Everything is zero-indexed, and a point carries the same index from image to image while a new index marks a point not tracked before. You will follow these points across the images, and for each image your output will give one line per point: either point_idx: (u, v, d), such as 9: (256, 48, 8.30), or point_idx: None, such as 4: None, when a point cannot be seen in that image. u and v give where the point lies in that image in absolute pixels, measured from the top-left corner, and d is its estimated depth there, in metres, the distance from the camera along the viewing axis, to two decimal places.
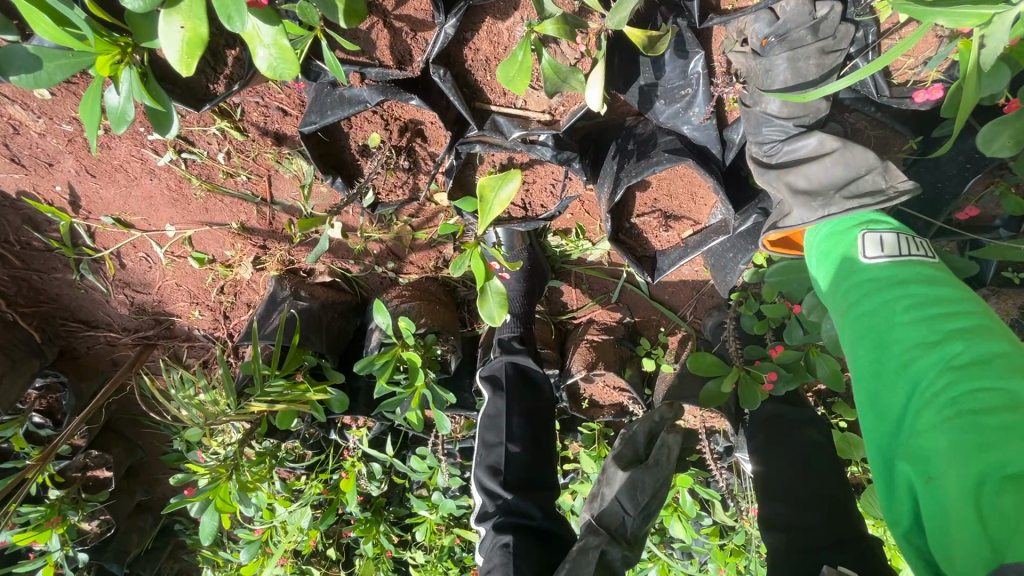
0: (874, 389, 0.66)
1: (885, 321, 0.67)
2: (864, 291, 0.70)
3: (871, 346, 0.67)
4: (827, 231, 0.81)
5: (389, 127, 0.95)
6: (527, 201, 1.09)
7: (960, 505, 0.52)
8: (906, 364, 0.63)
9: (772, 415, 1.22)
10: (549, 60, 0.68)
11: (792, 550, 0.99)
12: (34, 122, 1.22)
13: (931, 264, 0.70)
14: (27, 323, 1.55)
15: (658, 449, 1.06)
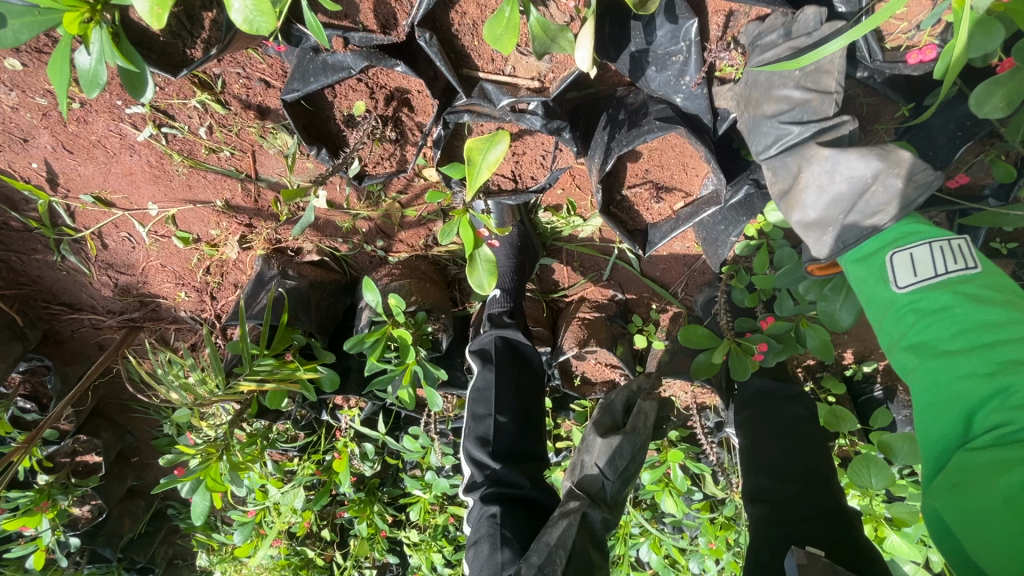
0: (925, 414, 0.64)
1: (932, 347, 0.65)
2: (908, 320, 0.70)
3: (918, 369, 0.66)
4: (854, 254, 0.79)
5: (375, 96, 0.93)
6: (517, 172, 1.08)
7: (1002, 519, 0.51)
8: (956, 389, 0.61)
9: (759, 390, 1.23)
10: (538, 17, 0.69)
11: (771, 520, 1.00)
12: (6, 95, 1.18)
13: (973, 279, 0.67)
14: (8, 306, 1.52)
15: (636, 415, 1.08)
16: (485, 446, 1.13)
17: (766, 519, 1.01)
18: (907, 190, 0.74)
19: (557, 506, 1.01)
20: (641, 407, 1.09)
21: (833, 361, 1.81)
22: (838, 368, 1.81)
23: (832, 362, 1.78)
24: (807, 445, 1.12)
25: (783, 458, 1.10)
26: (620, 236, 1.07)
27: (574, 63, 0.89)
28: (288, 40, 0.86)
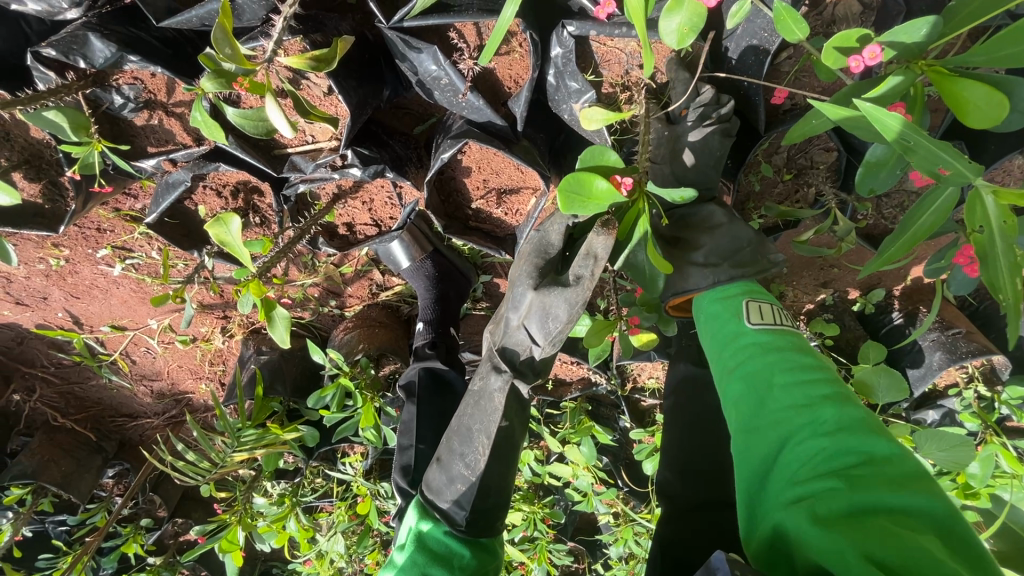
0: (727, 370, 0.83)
1: (726, 316, 0.90)
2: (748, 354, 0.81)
3: (726, 318, 0.90)
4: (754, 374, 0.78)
5: (222, 194, 1.08)
6: (376, 218, 1.17)
7: (815, 483, 0.60)
8: (742, 351, 0.82)
9: (683, 381, 1.31)
10: (235, 111, 0.73)
11: (672, 515, 1.08)
12: (19, 269, 1.51)
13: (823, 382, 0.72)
14: (82, 427, 1.87)
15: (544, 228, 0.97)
16: (407, 474, 1.25)
17: (677, 515, 1.07)
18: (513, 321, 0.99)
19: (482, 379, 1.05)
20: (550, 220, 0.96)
21: (836, 299, 1.62)
22: (845, 306, 1.63)
23: (830, 298, 1.61)
24: (713, 428, 1.20)
25: (687, 446, 1.18)
26: (479, 249, 1.14)
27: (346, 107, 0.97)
28: (112, 182, 1.01)
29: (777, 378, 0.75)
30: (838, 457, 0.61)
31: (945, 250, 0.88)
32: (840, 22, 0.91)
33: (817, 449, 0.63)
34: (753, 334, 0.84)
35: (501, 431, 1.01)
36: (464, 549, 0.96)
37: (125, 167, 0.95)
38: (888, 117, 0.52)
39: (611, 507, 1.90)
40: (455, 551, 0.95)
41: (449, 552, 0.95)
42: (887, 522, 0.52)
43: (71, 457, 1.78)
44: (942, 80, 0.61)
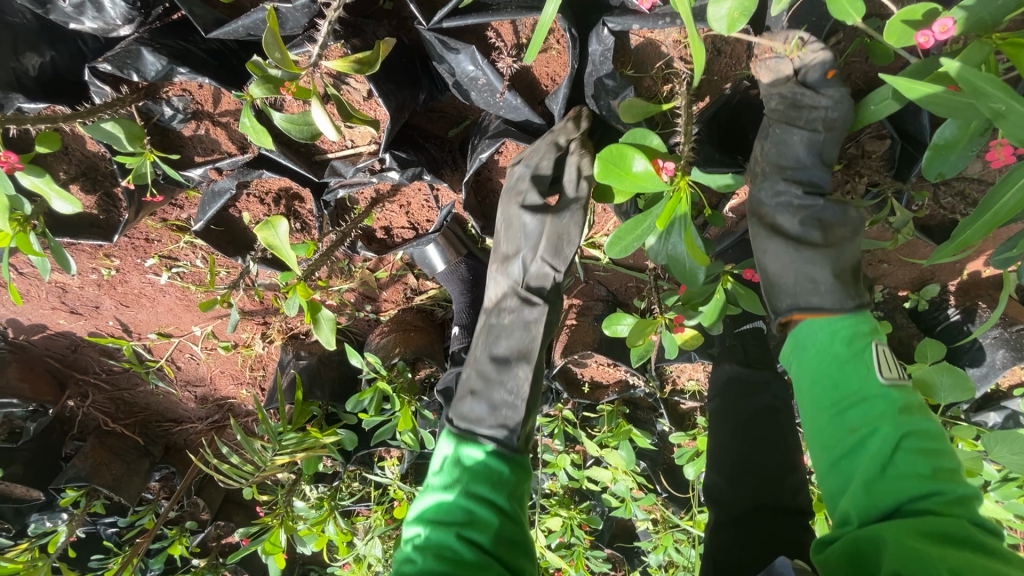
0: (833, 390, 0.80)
1: (835, 345, 0.82)
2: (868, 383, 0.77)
3: (829, 344, 0.83)
4: (853, 396, 0.77)
5: (265, 201, 1.10)
6: (413, 221, 1.18)
7: (923, 531, 0.62)
8: (863, 378, 0.78)
9: (727, 380, 1.28)
10: (281, 117, 0.74)
11: (722, 523, 1.04)
12: (74, 280, 1.58)
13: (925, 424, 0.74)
14: (130, 431, 1.93)
15: (523, 158, 0.95)
16: None
17: (729, 521, 1.03)
18: (521, 247, 0.96)
19: (495, 306, 1.00)
20: (536, 149, 0.94)
21: (886, 295, 1.55)
22: (897, 303, 1.56)
23: (878, 295, 1.55)
24: (763, 431, 1.16)
25: (736, 450, 1.14)
26: None
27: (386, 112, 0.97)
28: (162, 192, 1.03)
29: (902, 439, 0.71)
30: (936, 505, 0.65)
31: (1017, 238, 0.82)
32: (893, 4, 0.88)
33: (920, 494, 0.66)
34: (875, 385, 0.76)
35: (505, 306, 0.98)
36: (496, 492, 0.83)
37: (175, 177, 0.98)
38: (987, 82, 0.45)
39: (651, 513, 1.86)
40: (495, 482, 0.84)
41: (486, 476, 0.85)
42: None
43: (121, 461, 1.84)
44: (1017, 53, 0.58)
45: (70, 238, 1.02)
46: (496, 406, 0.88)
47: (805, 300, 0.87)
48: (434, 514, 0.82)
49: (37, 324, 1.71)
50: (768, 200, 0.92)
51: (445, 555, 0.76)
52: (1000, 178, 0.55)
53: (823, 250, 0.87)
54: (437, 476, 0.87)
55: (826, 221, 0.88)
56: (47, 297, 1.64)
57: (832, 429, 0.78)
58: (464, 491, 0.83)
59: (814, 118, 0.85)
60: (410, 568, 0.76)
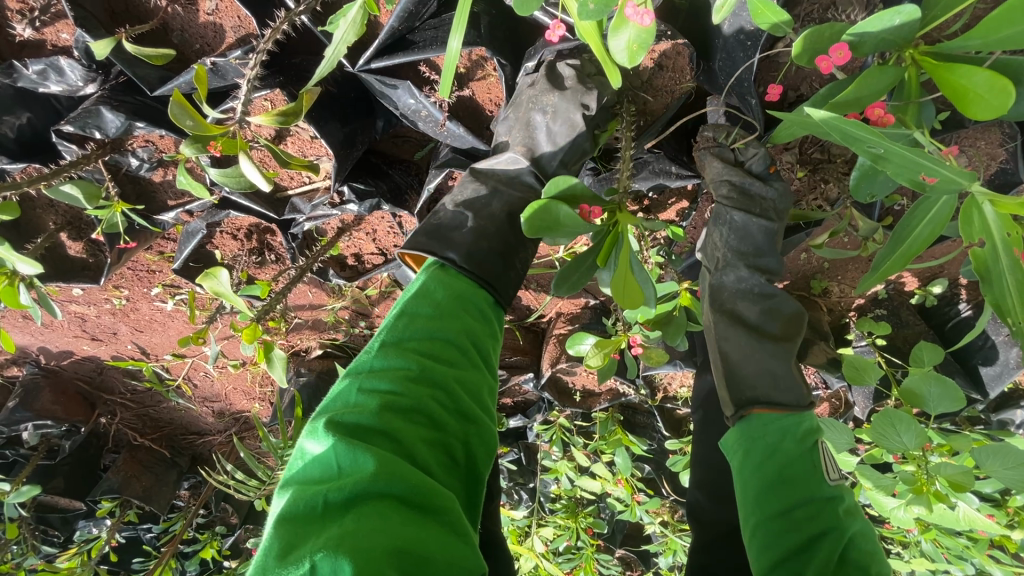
0: (774, 479, 0.78)
1: (786, 441, 0.81)
2: (812, 479, 0.77)
3: (780, 440, 0.81)
4: (794, 483, 0.77)
5: (238, 237, 1.15)
6: (381, 247, 1.19)
7: None
8: (809, 473, 0.78)
9: (711, 391, 1.25)
10: (216, 171, 0.77)
11: (701, 543, 1.02)
12: (90, 310, 1.70)
13: (864, 525, 0.74)
14: (158, 445, 2.06)
15: (546, 116, 0.87)
16: None
17: (702, 543, 1.00)
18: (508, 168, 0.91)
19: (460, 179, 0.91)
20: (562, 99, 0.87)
21: (889, 292, 1.47)
22: (902, 299, 1.47)
23: (881, 291, 1.47)
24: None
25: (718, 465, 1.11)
26: None
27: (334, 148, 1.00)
28: (138, 236, 1.09)
29: (850, 552, 0.70)
30: None
31: None
32: (843, 3, 0.83)
33: None
34: (826, 490, 0.76)
35: (490, 219, 0.85)
36: (439, 311, 0.74)
37: (147, 224, 1.04)
38: (853, 128, 0.44)
39: (657, 518, 1.83)
40: (445, 349, 0.70)
41: (432, 307, 0.74)
42: None
43: (150, 473, 1.99)
44: (937, 69, 0.53)
45: (62, 283, 1.10)
46: (467, 335, 0.74)
47: (764, 391, 0.86)
48: (377, 365, 0.67)
49: (64, 350, 1.83)
50: (731, 286, 0.95)
51: (395, 474, 0.54)
52: (903, 213, 0.54)
53: (782, 342, 0.91)
54: (381, 337, 0.71)
55: (778, 313, 0.93)
56: (70, 326, 1.76)
57: (776, 519, 0.75)
58: (417, 367, 0.67)
59: (766, 208, 0.93)
60: (342, 497, 0.51)
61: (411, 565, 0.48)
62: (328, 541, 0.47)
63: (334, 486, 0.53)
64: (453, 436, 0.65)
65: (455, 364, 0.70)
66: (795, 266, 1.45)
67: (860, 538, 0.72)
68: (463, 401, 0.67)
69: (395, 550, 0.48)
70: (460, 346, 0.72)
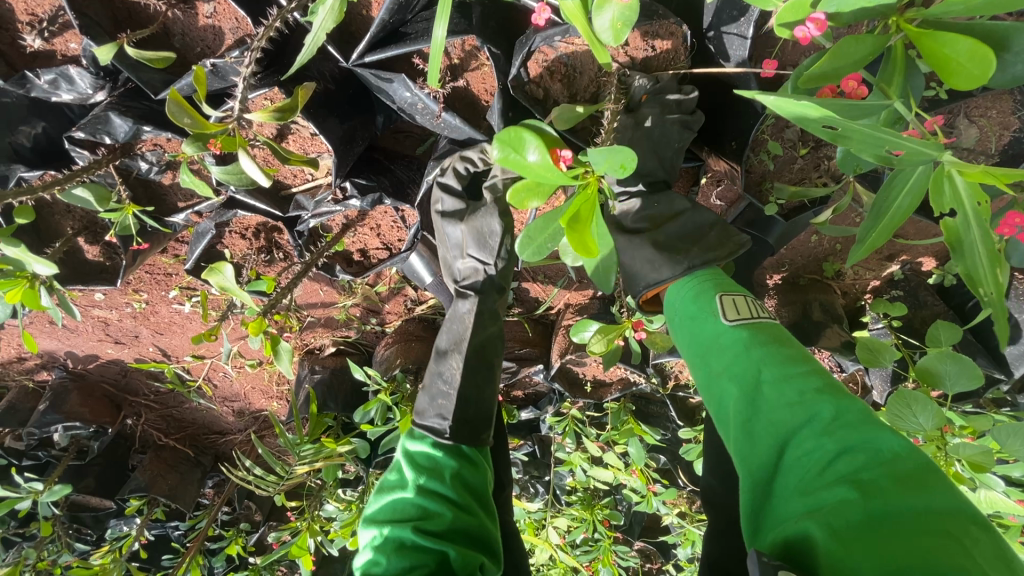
0: (700, 354, 0.80)
1: (696, 314, 0.82)
2: (720, 331, 0.78)
3: (688, 308, 0.85)
4: (712, 345, 0.78)
5: (246, 236, 1.17)
6: (385, 242, 1.21)
7: (799, 450, 0.59)
8: (718, 328, 0.78)
9: None
10: (218, 168, 0.79)
11: (713, 528, 1.00)
12: (113, 314, 1.75)
13: (781, 344, 0.73)
14: (181, 444, 2.12)
15: (463, 261, 1.05)
16: None
17: (714, 529, 0.99)
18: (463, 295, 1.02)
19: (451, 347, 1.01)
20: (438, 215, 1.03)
21: (905, 272, 1.44)
22: (920, 279, 1.43)
23: (896, 272, 1.44)
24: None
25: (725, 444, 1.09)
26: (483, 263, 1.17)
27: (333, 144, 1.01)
28: (151, 238, 1.12)
29: (762, 372, 0.69)
30: (803, 420, 0.62)
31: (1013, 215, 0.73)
32: None
33: (791, 413, 0.63)
34: (725, 328, 0.77)
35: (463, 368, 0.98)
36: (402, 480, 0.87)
37: (158, 226, 1.07)
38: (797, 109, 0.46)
39: (674, 509, 1.81)
40: (406, 511, 0.82)
41: (399, 479, 0.88)
42: (877, 486, 0.52)
43: (175, 471, 2.05)
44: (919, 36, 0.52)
45: (81, 286, 1.14)
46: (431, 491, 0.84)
47: (650, 276, 0.91)
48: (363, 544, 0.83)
49: (90, 354, 1.90)
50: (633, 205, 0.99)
51: None
52: (883, 183, 0.53)
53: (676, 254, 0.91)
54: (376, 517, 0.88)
55: (689, 232, 0.94)
56: (94, 330, 1.82)
57: (711, 386, 0.76)
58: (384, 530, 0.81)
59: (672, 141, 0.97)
60: None
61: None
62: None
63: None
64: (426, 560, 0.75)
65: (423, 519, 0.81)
66: (806, 249, 1.42)
67: (776, 358, 0.70)
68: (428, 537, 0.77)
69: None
70: (422, 501, 0.82)
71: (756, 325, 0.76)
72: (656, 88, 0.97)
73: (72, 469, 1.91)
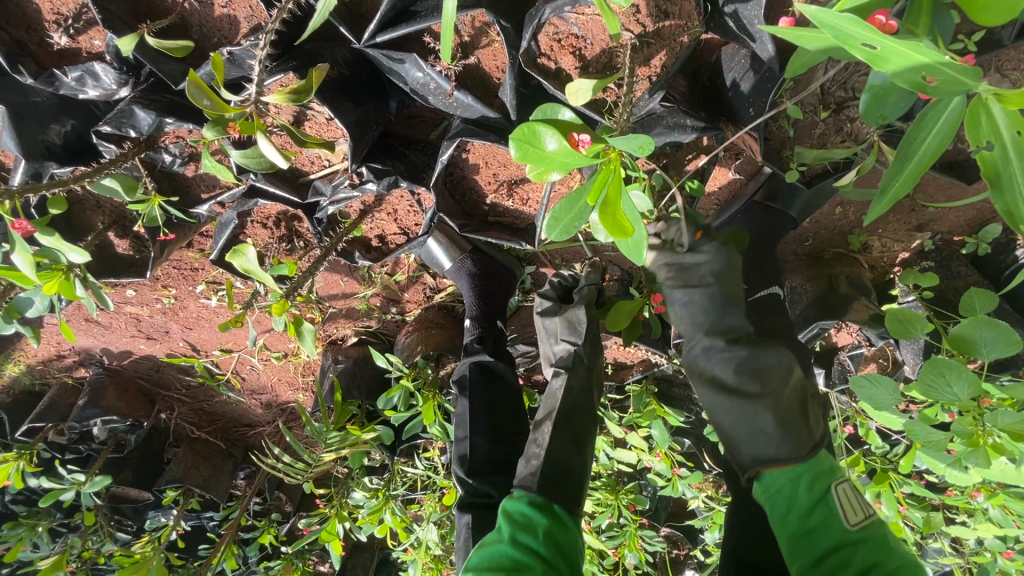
0: (792, 523, 0.79)
1: (800, 493, 0.81)
2: (818, 513, 0.78)
3: (793, 493, 0.82)
4: (807, 530, 0.78)
5: (268, 225, 1.20)
6: (403, 226, 1.23)
7: None
8: (828, 520, 0.77)
9: None
10: (239, 152, 0.81)
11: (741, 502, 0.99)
12: (145, 310, 1.81)
13: (892, 549, 0.73)
14: (213, 437, 2.18)
15: (558, 345, 1.27)
16: (463, 465, 1.26)
17: (742, 502, 0.98)
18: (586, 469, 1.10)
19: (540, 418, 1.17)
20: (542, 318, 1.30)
21: (936, 243, 1.39)
22: (952, 249, 1.39)
23: (926, 242, 1.40)
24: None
25: None
26: (499, 243, 1.17)
27: (344, 129, 1.03)
28: (177, 230, 1.15)
29: None
30: None
31: None
32: None
33: None
34: (845, 535, 0.75)
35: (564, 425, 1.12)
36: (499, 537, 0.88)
37: (183, 216, 1.10)
38: (847, 25, 0.43)
39: (700, 492, 1.80)
40: (505, 561, 0.83)
41: (495, 537, 0.89)
42: None
43: (208, 463, 2.11)
44: None
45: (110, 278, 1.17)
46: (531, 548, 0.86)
47: (762, 450, 0.87)
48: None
49: (124, 350, 1.96)
50: (705, 361, 0.99)
51: None
52: (912, 123, 0.52)
53: (757, 397, 0.89)
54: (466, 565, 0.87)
55: (755, 366, 0.92)
56: (127, 326, 1.88)
57: (799, 558, 0.77)
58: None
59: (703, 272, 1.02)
60: None
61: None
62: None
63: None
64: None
65: (519, 571, 0.82)
66: (830, 222, 1.39)
67: (883, 563, 0.70)
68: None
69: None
70: (517, 555, 0.84)
71: (873, 531, 0.75)
72: (672, 57, 0.96)
73: (111, 461, 1.97)
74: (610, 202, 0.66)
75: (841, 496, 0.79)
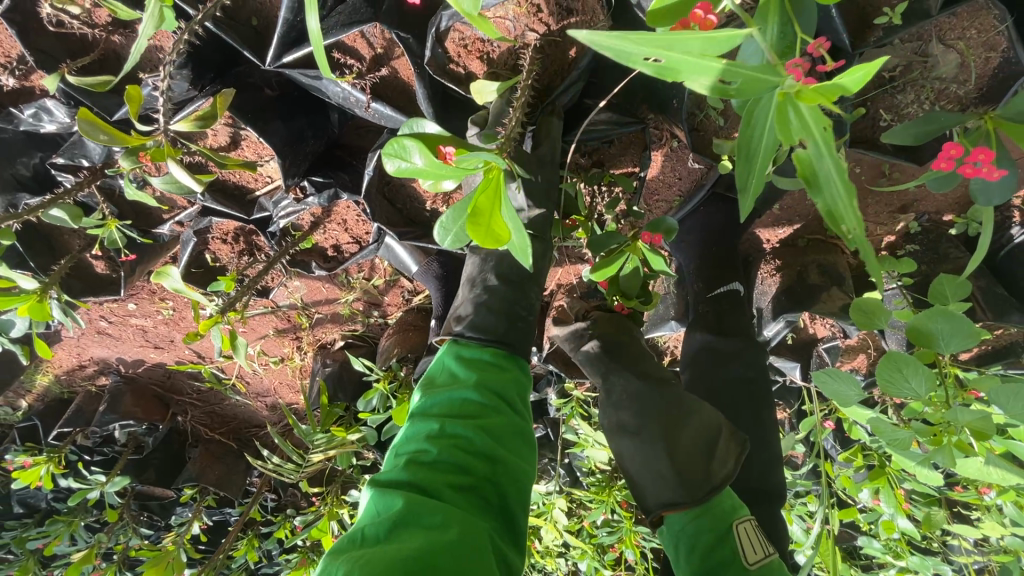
0: (696, 554, 0.91)
1: (707, 532, 0.91)
2: (715, 548, 0.90)
3: (699, 531, 0.92)
4: (706, 559, 0.89)
5: (227, 241, 1.25)
6: (354, 236, 1.26)
7: None
8: (722, 552, 0.89)
9: (703, 346, 1.22)
10: (162, 180, 0.87)
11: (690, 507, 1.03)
12: (151, 321, 1.94)
13: None
14: (225, 437, 2.31)
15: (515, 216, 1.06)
16: None
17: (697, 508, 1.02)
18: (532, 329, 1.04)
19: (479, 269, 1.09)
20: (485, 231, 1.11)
21: (922, 224, 1.30)
22: (940, 231, 1.29)
23: (910, 224, 1.31)
24: (731, 407, 1.14)
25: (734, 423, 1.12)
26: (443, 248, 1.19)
27: (262, 144, 1.08)
28: (142, 250, 1.22)
29: None
30: None
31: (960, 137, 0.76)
32: None
33: None
34: (744, 572, 0.88)
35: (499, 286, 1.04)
36: (459, 382, 0.90)
37: (143, 237, 1.17)
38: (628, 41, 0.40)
39: None
40: (468, 407, 0.87)
41: (450, 380, 0.92)
42: None
43: (221, 462, 2.23)
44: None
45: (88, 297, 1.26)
46: (487, 390, 0.89)
47: (662, 495, 0.95)
48: (410, 433, 0.85)
49: (137, 359, 2.10)
50: (616, 401, 1.10)
51: (419, 505, 0.71)
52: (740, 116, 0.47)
53: (661, 437, 1.00)
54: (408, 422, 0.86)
55: (653, 409, 1.05)
56: (136, 337, 2.01)
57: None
58: (440, 424, 0.84)
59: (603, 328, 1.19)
60: (379, 532, 0.68)
61: (423, 565, 0.63)
62: (365, 555, 0.63)
63: (372, 523, 0.69)
64: (483, 479, 0.81)
65: (479, 416, 0.86)
66: (803, 208, 1.32)
67: None
68: (484, 443, 0.83)
69: (417, 554, 0.64)
70: (481, 399, 0.88)
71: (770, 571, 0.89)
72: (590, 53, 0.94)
73: (132, 462, 2.12)
74: (482, 210, 0.64)
75: (742, 536, 0.91)
